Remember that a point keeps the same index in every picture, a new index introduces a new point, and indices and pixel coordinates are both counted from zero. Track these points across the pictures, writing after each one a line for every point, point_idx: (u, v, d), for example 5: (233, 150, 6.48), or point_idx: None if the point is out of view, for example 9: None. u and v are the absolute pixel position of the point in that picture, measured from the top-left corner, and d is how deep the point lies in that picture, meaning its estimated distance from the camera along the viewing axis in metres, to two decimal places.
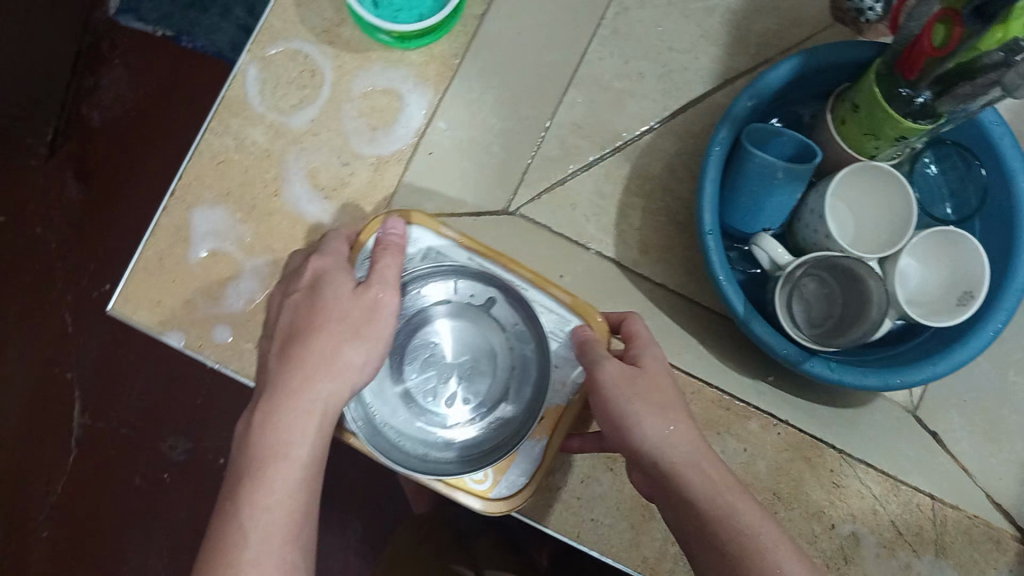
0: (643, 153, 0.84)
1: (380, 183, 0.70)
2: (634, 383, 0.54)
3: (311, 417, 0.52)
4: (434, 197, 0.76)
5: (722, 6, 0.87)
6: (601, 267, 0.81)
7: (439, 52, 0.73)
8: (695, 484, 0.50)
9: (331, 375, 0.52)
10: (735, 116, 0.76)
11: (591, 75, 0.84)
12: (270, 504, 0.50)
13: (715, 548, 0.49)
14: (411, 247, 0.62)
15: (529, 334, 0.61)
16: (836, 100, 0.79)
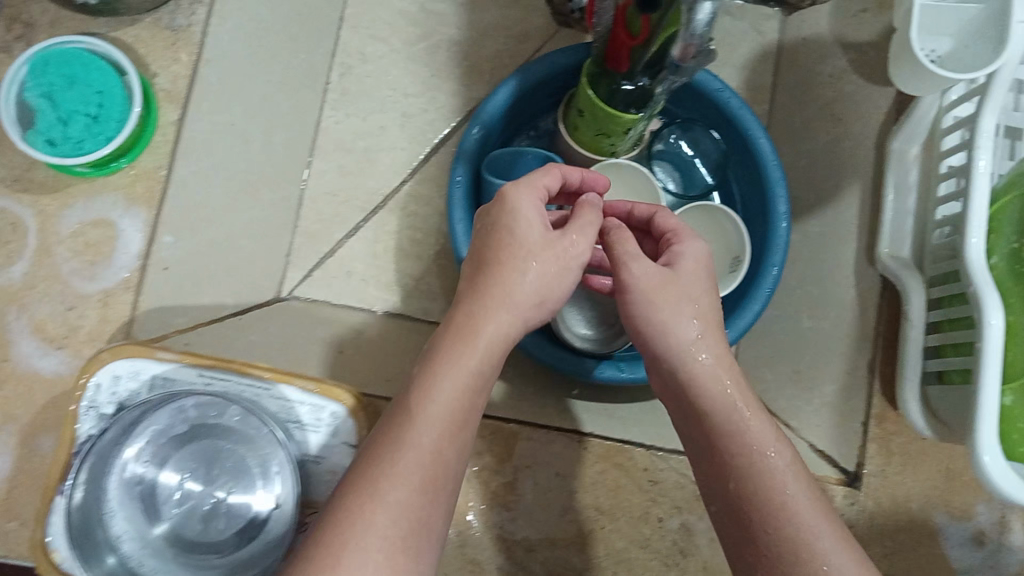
0: (405, 204, 0.84)
1: (111, 316, 0.70)
2: (666, 293, 0.58)
3: (485, 351, 0.53)
4: (185, 310, 0.73)
5: (445, 40, 0.87)
6: (390, 328, 0.80)
7: (141, 168, 0.72)
8: (718, 402, 0.56)
9: (524, 291, 0.55)
10: (466, 152, 0.74)
11: (332, 141, 0.83)
12: (418, 461, 0.48)
13: (744, 446, 0.54)
14: (134, 379, 0.61)
15: (273, 440, 0.60)
16: (564, 106, 0.78)
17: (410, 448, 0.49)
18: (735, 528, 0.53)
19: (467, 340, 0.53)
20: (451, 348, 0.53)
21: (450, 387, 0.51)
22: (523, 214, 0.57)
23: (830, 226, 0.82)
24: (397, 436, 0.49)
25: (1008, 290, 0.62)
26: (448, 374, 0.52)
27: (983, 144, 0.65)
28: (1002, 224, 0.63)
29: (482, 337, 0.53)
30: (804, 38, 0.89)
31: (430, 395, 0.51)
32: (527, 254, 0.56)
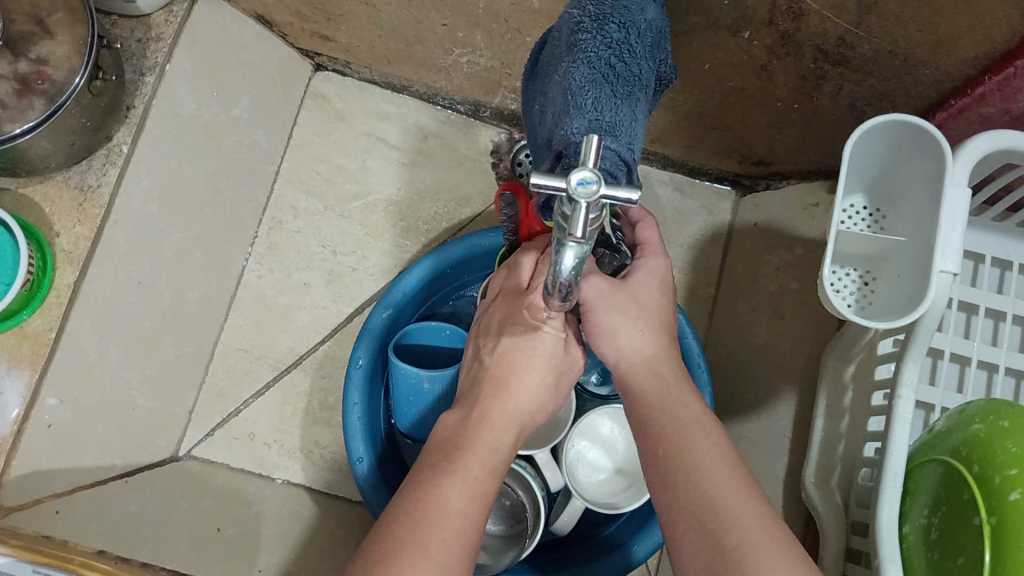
0: (320, 365, 0.81)
1: None
2: (616, 307, 0.51)
3: (511, 427, 0.49)
4: (62, 471, 0.68)
5: (382, 199, 0.85)
6: (285, 501, 0.76)
7: (30, 329, 0.68)
8: (671, 422, 0.48)
9: (522, 388, 0.50)
10: (371, 333, 0.71)
11: (252, 295, 0.82)
12: (458, 520, 0.44)
13: (691, 476, 0.45)
14: None
15: None
16: None
17: (450, 508, 0.44)
18: (696, 557, 0.43)
19: (486, 405, 0.49)
20: (474, 414, 0.49)
21: (496, 441, 0.48)
22: (528, 336, 0.51)
23: (763, 434, 0.78)
24: (446, 466, 0.46)
25: (915, 571, 0.56)
26: (468, 444, 0.47)
27: (905, 395, 0.60)
28: (918, 490, 0.58)
29: (510, 398, 0.50)
30: (756, 222, 0.86)
31: (476, 436, 0.48)
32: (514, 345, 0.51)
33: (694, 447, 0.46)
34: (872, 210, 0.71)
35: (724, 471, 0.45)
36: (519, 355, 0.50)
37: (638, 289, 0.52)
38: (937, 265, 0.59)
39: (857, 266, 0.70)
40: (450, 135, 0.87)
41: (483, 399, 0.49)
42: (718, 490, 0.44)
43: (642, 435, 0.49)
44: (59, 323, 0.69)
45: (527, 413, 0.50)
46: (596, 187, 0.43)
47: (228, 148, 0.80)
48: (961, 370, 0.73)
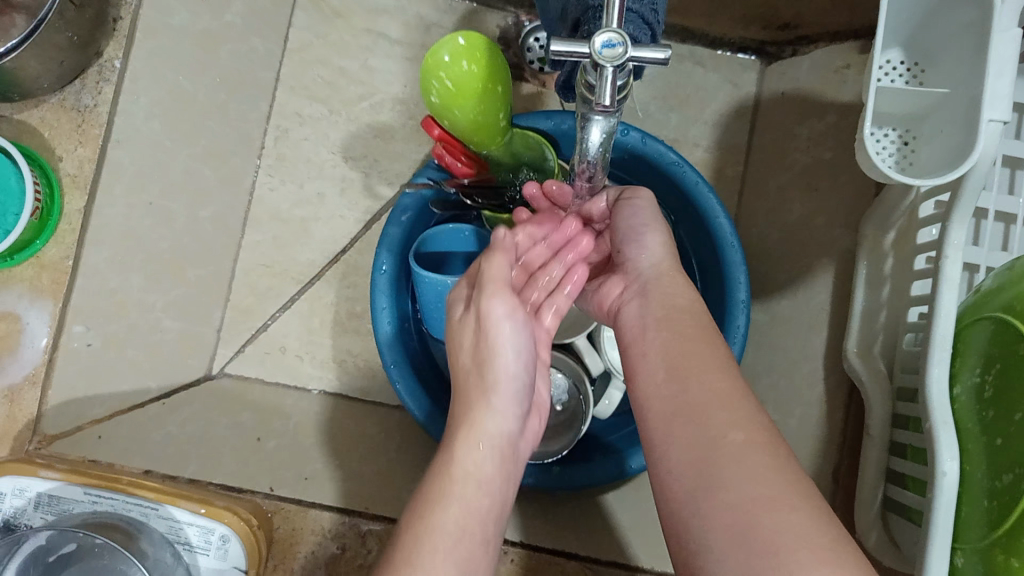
0: (344, 275, 0.79)
1: (18, 414, 0.69)
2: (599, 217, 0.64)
3: (498, 402, 0.52)
4: (100, 394, 0.70)
5: (388, 99, 0.81)
6: (320, 411, 0.75)
7: (48, 259, 0.72)
8: (698, 409, 0.47)
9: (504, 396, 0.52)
10: (391, 239, 0.69)
11: (266, 211, 0.79)
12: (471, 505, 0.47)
13: (703, 462, 0.44)
14: (18, 498, 0.61)
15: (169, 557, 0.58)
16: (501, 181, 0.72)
17: (455, 521, 0.46)
18: (719, 538, 0.41)
19: (465, 433, 0.50)
20: (455, 440, 0.50)
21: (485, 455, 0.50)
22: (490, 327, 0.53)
23: (799, 310, 0.76)
24: (439, 489, 0.47)
25: (967, 431, 0.55)
26: (459, 462, 0.49)
27: (951, 256, 0.58)
28: (967, 350, 0.57)
29: (490, 400, 0.52)
30: (782, 91, 0.82)
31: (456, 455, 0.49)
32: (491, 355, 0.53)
33: (716, 429, 0.45)
34: (910, 66, 0.67)
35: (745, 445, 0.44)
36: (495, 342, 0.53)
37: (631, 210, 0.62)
38: (983, 115, 0.55)
39: (896, 126, 0.66)
40: (453, 25, 0.82)
41: (467, 422, 0.51)
42: (737, 466, 0.43)
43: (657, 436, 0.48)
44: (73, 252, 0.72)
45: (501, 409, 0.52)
46: (621, 48, 0.42)
47: (223, 59, 0.78)
48: (1005, 229, 0.70)
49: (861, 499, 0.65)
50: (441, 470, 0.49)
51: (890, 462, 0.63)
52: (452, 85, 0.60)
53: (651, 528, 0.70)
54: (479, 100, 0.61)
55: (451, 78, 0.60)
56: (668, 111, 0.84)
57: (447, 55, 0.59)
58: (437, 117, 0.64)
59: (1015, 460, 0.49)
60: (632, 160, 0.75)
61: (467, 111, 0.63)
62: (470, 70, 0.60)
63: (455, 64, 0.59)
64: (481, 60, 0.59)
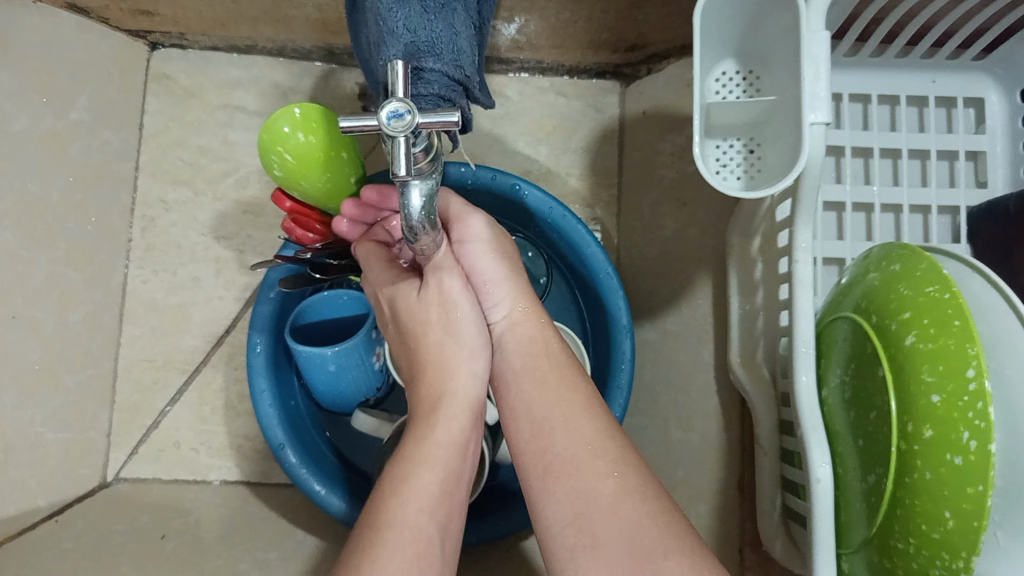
0: (229, 356, 0.78)
1: None
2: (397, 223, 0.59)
3: (446, 403, 0.50)
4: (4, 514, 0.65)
5: (254, 172, 0.81)
6: (222, 501, 0.73)
7: None
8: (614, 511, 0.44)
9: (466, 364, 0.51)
10: (262, 319, 0.68)
11: (141, 302, 0.79)
12: (410, 524, 0.44)
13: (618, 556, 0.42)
14: None
15: None
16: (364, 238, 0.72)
17: (440, 452, 0.48)
18: None
19: (430, 410, 0.50)
20: (421, 416, 0.50)
21: (432, 436, 0.48)
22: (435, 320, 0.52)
23: (686, 323, 0.76)
24: (391, 485, 0.46)
25: (839, 432, 0.55)
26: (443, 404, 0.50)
27: (801, 257, 0.59)
28: (831, 351, 0.57)
29: (454, 388, 0.51)
30: (643, 111, 0.83)
31: (406, 454, 0.48)
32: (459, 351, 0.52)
33: (616, 515, 0.44)
34: (745, 74, 0.68)
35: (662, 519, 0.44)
36: (458, 333, 0.52)
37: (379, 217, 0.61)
38: (807, 118, 0.56)
39: (740, 136, 0.67)
40: (310, 88, 0.82)
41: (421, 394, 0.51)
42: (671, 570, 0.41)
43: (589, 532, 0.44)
44: None
45: (456, 397, 0.50)
46: (409, 116, 0.41)
47: (74, 156, 0.74)
48: (866, 218, 0.71)
49: (761, 509, 0.65)
50: (412, 452, 0.48)
51: (783, 469, 0.64)
52: (294, 159, 0.58)
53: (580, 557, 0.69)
54: (324, 169, 0.60)
55: (293, 154, 0.58)
56: (537, 143, 0.85)
57: (284, 127, 0.57)
58: (285, 188, 0.62)
59: (875, 460, 0.50)
60: (506, 207, 0.75)
61: (312, 180, 0.60)
62: (313, 141, 0.58)
63: (292, 135, 0.57)
64: (320, 130, 0.58)
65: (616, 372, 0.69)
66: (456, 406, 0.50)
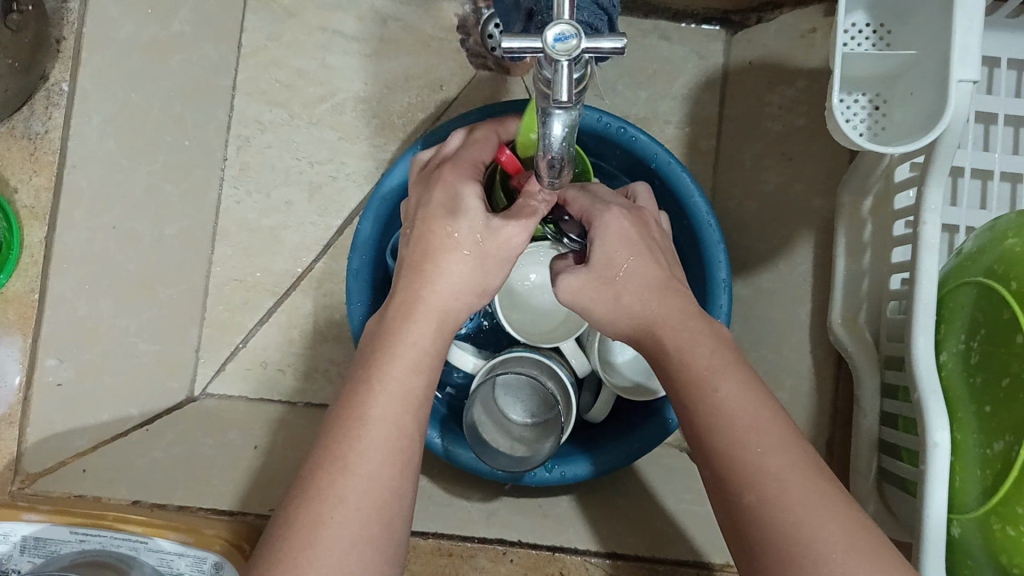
0: (320, 282, 0.77)
1: None
2: (424, 238, 0.50)
3: (434, 321, 0.49)
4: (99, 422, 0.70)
5: (350, 98, 0.79)
6: (310, 424, 0.72)
7: (11, 293, 0.71)
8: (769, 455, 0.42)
9: (448, 276, 0.49)
10: (364, 243, 0.67)
11: (233, 221, 0.78)
12: (381, 445, 0.44)
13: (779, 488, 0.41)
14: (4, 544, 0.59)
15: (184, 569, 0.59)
16: None
17: (392, 384, 0.46)
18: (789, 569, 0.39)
19: (400, 323, 0.48)
20: (391, 332, 0.48)
21: (420, 338, 0.48)
22: (451, 230, 0.50)
23: (783, 281, 0.75)
24: (371, 380, 0.46)
25: (956, 397, 0.54)
26: (418, 322, 0.48)
27: (930, 220, 0.57)
28: (953, 316, 0.56)
29: (428, 297, 0.49)
30: (750, 61, 0.80)
31: (392, 356, 0.47)
32: (447, 247, 0.49)
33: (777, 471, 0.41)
34: (876, 28, 0.65)
35: (790, 441, 0.43)
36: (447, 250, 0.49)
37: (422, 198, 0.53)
38: (954, 75, 0.54)
39: (866, 90, 0.65)
40: (411, 16, 0.80)
41: (412, 294, 0.49)
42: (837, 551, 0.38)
43: (720, 459, 0.43)
44: (39, 285, 0.71)
45: (455, 310, 0.50)
46: (575, 40, 0.39)
47: (175, 69, 0.76)
48: (982, 185, 0.69)
49: (856, 470, 0.65)
50: (361, 390, 0.46)
51: (883, 432, 0.63)
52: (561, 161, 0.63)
53: (668, 504, 0.70)
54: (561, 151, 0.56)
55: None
56: (638, 87, 0.82)
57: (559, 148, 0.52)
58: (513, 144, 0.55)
59: (1005, 428, 0.49)
60: (612, 148, 0.72)
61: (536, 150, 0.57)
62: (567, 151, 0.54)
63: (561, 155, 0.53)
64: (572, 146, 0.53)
65: None
66: (428, 295, 0.49)
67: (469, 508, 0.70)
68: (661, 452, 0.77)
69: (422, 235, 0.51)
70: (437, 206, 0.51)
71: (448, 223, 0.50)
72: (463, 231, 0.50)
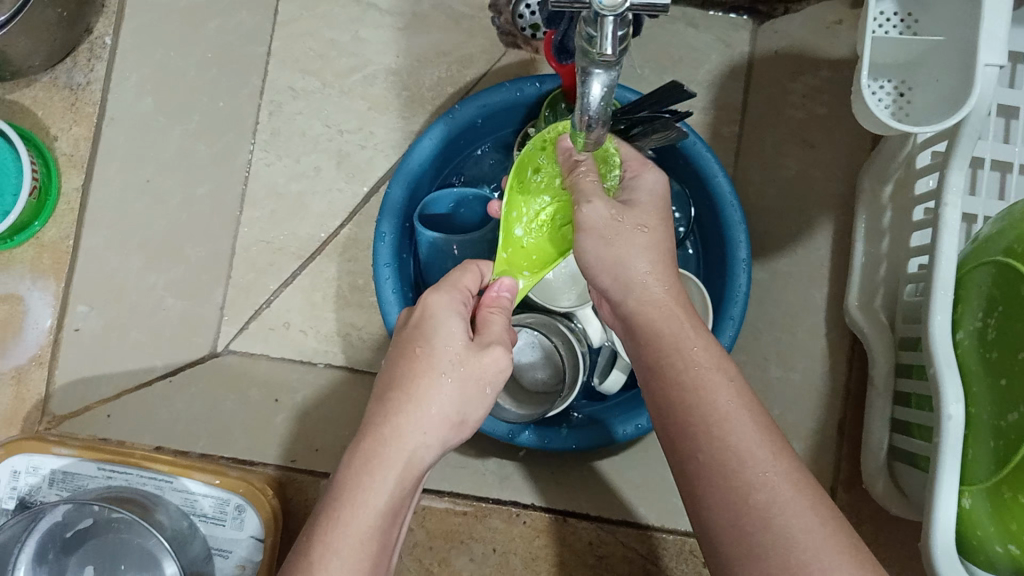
0: (344, 249, 0.77)
1: (25, 396, 0.71)
2: (409, 360, 0.47)
3: (404, 463, 0.45)
4: (127, 371, 0.72)
5: (381, 69, 0.81)
6: (330, 386, 0.73)
7: (47, 240, 0.74)
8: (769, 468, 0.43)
9: (429, 411, 0.46)
10: (392, 207, 0.68)
11: (263, 187, 0.78)
12: None
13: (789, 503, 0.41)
14: (33, 478, 0.62)
15: (210, 508, 0.61)
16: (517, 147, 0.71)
17: (359, 531, 0.43)
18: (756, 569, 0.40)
19: (368, 463, 0.44)
20: (354, 477, 0.44)
21: (389, 481, 0.44)
22: (439, 341, 0.48)
23: (800, 266, 0.77)
24: (331, 528, 0.43)
25: (971, 373, 0.55)
26: (388, 457, 0.45)
27: (951, 201, 0.58)
28: (970, 296, 0.57)
29: (399, 438, 0.45)
30: (776, 51, 0.81)
31: (359, 497, 0.44)
32: (433, 373, 0.47)
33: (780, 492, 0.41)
34: (904, 16, 0.66)
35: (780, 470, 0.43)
36: (426, 381, 0.46)
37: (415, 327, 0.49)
38: (980, 60, 0.56)
39: (891, 77, 0.66)
40: None
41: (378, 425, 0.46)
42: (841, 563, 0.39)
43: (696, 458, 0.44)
44: (73, 232, 0.74)
45: (432, 440, 0.46)
46: None
47: (210, 35, 0.79)
48: (1002, 178, 0.70)
49: (867, 449, 0.66)
50: (320, 538, 0.43)
51: (895, 413, 0.64)
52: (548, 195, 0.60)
53: None
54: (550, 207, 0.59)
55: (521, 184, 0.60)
56: (662, 73, 0.82)
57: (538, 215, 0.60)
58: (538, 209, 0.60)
59: (1020, 399, 0.50)
60: None
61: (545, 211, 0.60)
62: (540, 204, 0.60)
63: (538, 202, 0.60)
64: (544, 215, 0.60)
65: (728, 305, 0.69)
66: (398, 433, 0.45)
67: (483, 470, 0.69)
68: None
69: (401, 360, 0.48)
70: (422, 327, 0.49)
71: (440, 343, 0.48)
72: (445, 358, 0.47)
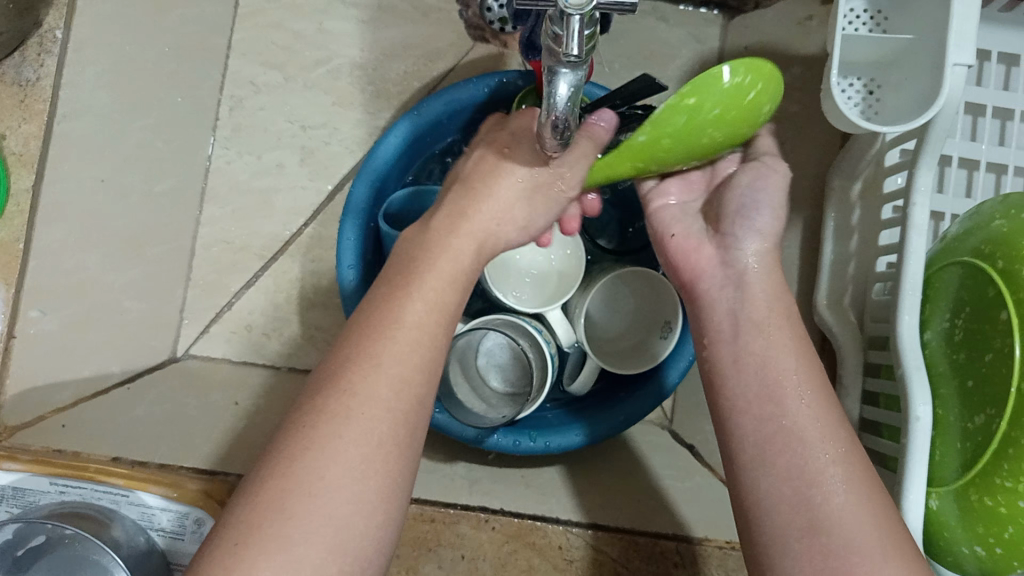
0: (309, 247, 0.76)
1: None
2: (466, 194, 0.50)
3: (439, 296, 0.45)
4: (83, 377, 0.69)
5: (346, 63, 0.79)
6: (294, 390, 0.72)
7: None
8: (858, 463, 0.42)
9: (457, 254, 0.47)
10: (356, 208, 0.67)
11: (225, 182, 0.76)
12: (374, 418, 0.39)
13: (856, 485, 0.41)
14: None
15: (167, 520, 0.61)
16: None
17: (396, 353, 0.41)
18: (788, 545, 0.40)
19: (401, 292, 0.44)
20: (389, 304, 0.43)
21: (424, 308, 0.43)
22: (498, 191, 0.50)
23: None
24: (365, 353, 0.41)
25: (939, 374, 0.55)
26: (421, 287, 0.44)
27: (919, 200, 0.57)
28: (938, 296, 0.57)
29: (437, 264, 0.46)
30: (748, 46, 0.80)
31: (396, 320, 0.42)
32: (484, 209, 0.50)
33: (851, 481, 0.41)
34: (873, 13, 0.65)
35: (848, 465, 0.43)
36: (471, 211, 0.49)
37: (417, 234, 0.49)
38: (948, 59, 0.55)
39: (861, 75, 0.66)
40: None
41: (382, 316, 0.43)
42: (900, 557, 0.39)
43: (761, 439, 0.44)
44: (25, 233, 0.71)
45: (459, 279, 0.47)
46: None
47: (170, 27, 0.76)
48: (970, 176, 0.70)
49: None
50: (359, 358, 0.41)
51: (864, 412, 0.64)
52: (644, 139, 0.50)
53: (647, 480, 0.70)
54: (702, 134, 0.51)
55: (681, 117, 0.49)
56: (635, 66, 0.81)
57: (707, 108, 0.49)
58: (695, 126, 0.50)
59: (987, 402, 0.50)
60: None
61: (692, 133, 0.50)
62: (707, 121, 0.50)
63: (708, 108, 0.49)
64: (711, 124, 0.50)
65: None
66: (432, 259, 0.46)
67: (453, 475, 0.70)
68: (642, 429, 0.78)
69: (409, 256, 0.47)
70: (476, 168, 0.52)
71: (505, 179, 0.51)
72: (507, 196, 0.50)
